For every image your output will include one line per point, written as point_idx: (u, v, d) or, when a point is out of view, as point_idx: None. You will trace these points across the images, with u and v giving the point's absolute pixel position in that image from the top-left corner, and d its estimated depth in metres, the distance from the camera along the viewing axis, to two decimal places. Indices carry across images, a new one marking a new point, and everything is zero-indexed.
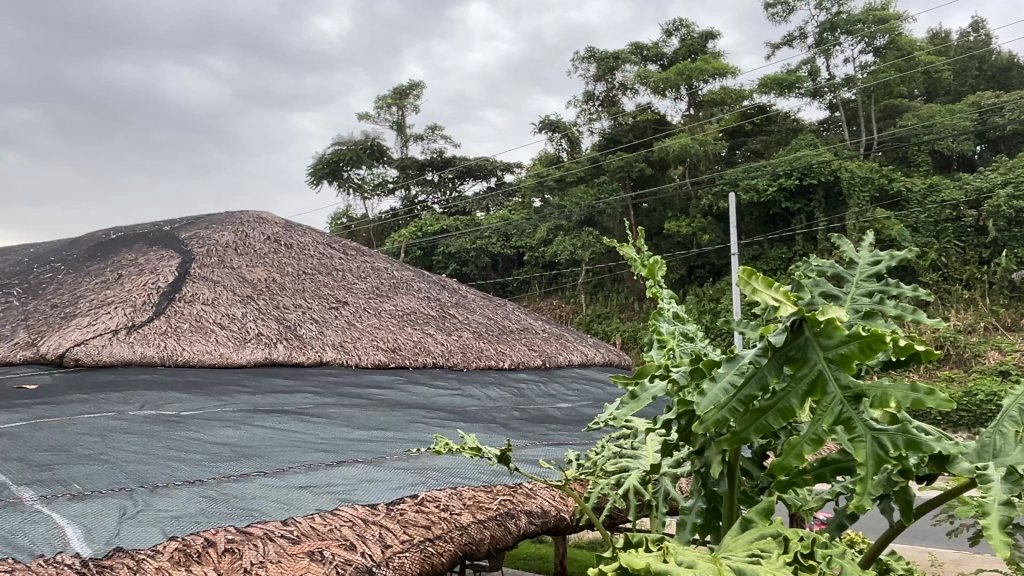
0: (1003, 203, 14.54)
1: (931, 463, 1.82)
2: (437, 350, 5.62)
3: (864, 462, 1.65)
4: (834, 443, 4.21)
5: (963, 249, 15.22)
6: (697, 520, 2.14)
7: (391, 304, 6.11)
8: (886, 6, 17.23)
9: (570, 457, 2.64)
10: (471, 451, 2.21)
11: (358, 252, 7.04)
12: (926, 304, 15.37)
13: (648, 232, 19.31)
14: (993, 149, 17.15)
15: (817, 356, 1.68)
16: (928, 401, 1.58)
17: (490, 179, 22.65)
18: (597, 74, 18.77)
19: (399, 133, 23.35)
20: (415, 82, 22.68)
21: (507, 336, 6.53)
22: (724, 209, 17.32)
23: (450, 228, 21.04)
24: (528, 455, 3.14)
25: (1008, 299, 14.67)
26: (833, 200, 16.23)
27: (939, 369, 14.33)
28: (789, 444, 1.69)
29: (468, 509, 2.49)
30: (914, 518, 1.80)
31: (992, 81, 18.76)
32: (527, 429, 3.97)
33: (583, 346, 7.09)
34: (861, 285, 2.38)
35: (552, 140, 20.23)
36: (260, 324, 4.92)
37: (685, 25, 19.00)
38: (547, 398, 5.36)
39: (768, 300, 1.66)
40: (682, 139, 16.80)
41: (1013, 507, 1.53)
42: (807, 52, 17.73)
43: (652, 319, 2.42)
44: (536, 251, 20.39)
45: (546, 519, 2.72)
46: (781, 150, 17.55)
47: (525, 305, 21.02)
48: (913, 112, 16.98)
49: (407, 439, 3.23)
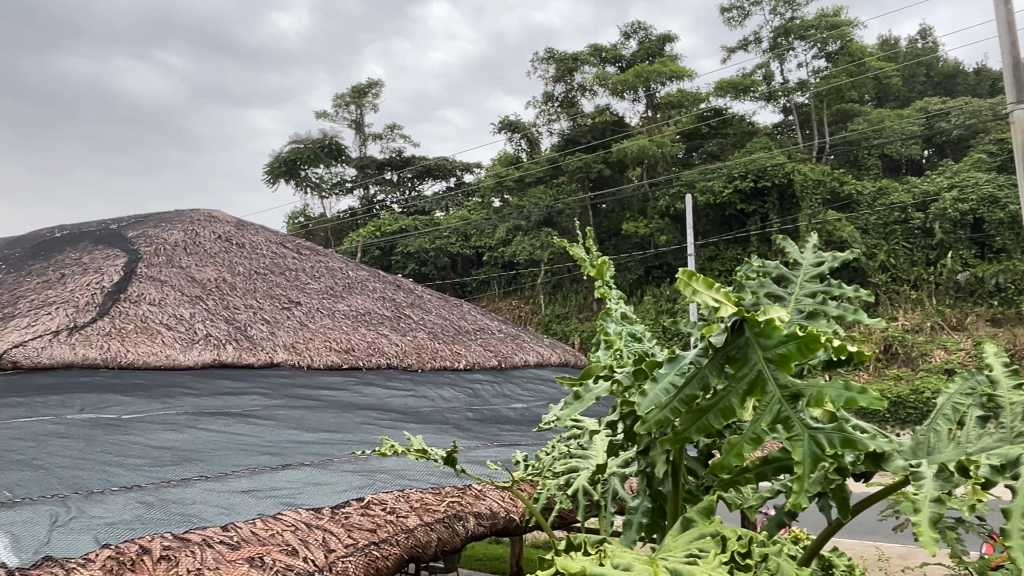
0: (950, 206, 14.98)
1: (868, 462, 1.85)
2: (391, 350, 5.57)
3: (802, 460, 1.66)
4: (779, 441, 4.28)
5: (910, 250, 15.60)
6: (643, 519, 2.15)
7: (345, 304, 6.04)
8: (837, 13, 17.60)
9: (518, 458, 2.63)
10: (416, 452, 2.21)
11: (312, 252, 6.95)
12: (876, 304, 15.70)
13: (606, 233, 19.46)
14: (940, 154, 17.61)
15: (756, 355, 1.70)
16: (861, 399, 1.60)
17: (450, 179, 22.53)
18: (557, 75, 18.91)
19: (357, 131, 23.14)
20: (374, 81, 22.51)
21: (463, 337, 6.51)
22: (681, 210, 17.54)
23: (409, 228, 20.84)
24: (477, 456, 3.14)
25: (954, 299, 15.03)
26: (787, 202, 16.56)
27: (888, 368, 14.64)
28: (728, 443, 1.72)
29: (415, 512, 2.46)
30: (851, 515, 1.83)
31: (938, 87, 19.30)
32: (479, 430, 3.96)
33: (539, 346, 7.11)
34: (805, 285, 2.42)
35: (512, 141, 20.24)
36: (209, 325, 4.82)
37: (643, 28, 19.19)
38: (501, 398, 5.35)
39: (708, 300, 1.68)
40: (640, 140, 16.95)
41: (943, 504, 1.54)
42: (762, 57, 18.06)
43: (600, 320, 2.43)
44: (495, 251, 20.38)
45: (494, 520, 2.72)
46: (737, 152, 17.82)
47: (485, 305, 21.00)
48: (863, 117, 17.43)
49: (356, 441, 3.20)
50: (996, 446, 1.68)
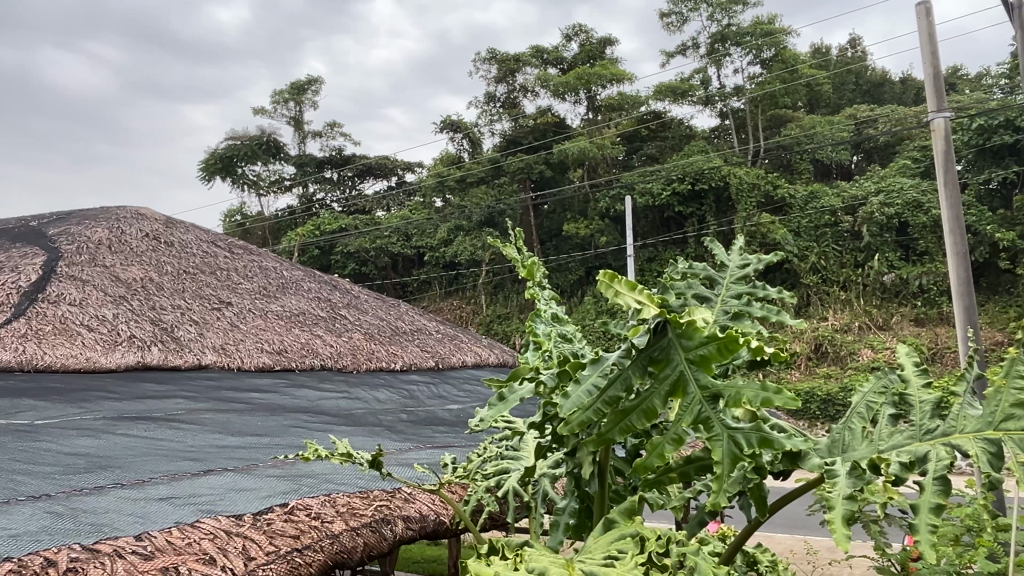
0: (876, 210, 15.50)
1: (786, 460, 1.89)
2: (325, 351, 5.48)
3: (721, 460, 1.68)
4: (700, 441, 4.29)
5: (840, 252, 16.07)
6: (570, 520, 2.15)
7: (278, 305, 5.92)
8: (772, 21, 18.04)
9: (447, 460, 2.61)
10: (341, 456, 2.18)
11: (245, 251, 6.80)
12: (807, 304, 16.12)
13: (547, 234, 19.56)
14: (868, 159, 18.20)
15: (678, 356, 1.72)
16: (776, 399, 1.63)
17: (391, 178, 22.22)
18: (498, 76, 18.92)
19: (296, 129, 22.74)
20: (313, 77, 22.16)
21: (400, 337, 6.45)
22: (621, 212, 17.82)
23: (349, 227, 20.51)
24: (406, 459, 3.09)
25: (880, 299, 15.53)
26: (722, 205, 16.96)
27: (818, 366, 15.04)
28: (651, 444, 1.72)
29: (341, 517, 2.42)
30: (769, 513, 1.85)
31: (867, 95, 19.97)
32: (412, 432, 3.91)
33: (477, 346, 7.09)
34: (731, 287, 2.46)
35: (454, 141, 20.15)
36: (134, 326, 4.65)
37: (584, 31, 19.34)
38: (436, 399, 5.32)
39: (631, 302, 1.68)
40: (581, 142, 17.10)
41: (855, 501, 1.57)
42: (700, 62, 18.40)
43: (530, 320, 2.41)
44: (436, 251, 20.31)
45: (424, 523, 2.69)
46: (675, 155, 18.12)
47: (426, 305, 20.87)
48: (795, 122, 17.98)
49: (282, 445, 3.12)
50: (905, 443, 1.74)
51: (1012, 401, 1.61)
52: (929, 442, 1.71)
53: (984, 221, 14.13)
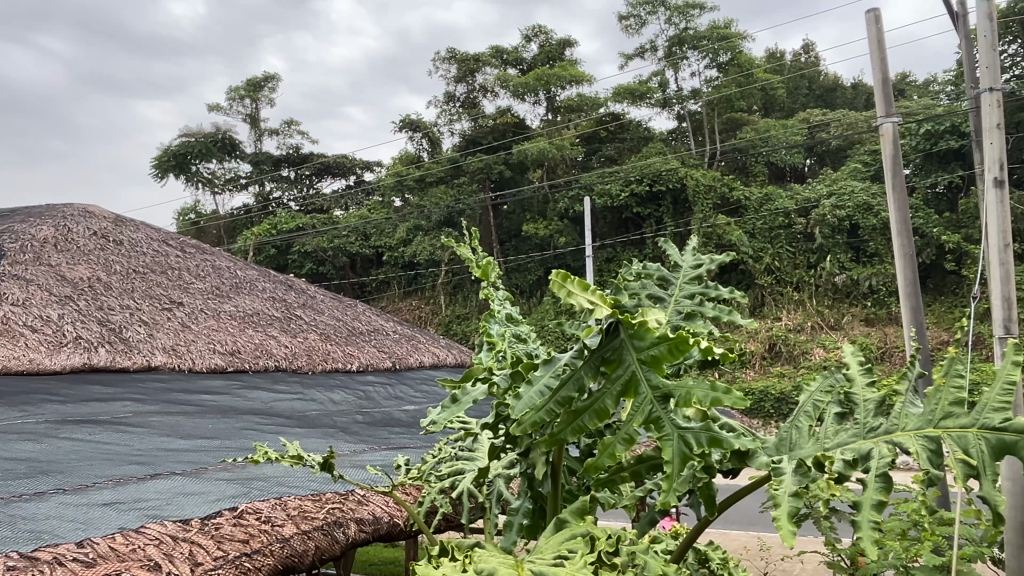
0: (828, 212, 15.83)
1: (734, 458, 1.92)
2: (279, 352, 5.40)
3: (671, 460, 1.69)
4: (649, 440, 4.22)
5: (793, 253, 16.40)
6: (524, 520, 2.15)
7: (231, 305, 5.82)
8: (728, 25, 18.32)
9: (400, 462, 2.58)
10: (292, 459, 2.15)
11: (197, 250, 6.68)
12: (762, 305, 16.38)
13: (506, 233, 19.57)
14: (820, 162, 18.57)
15: (630, 357, 1.73)
16: (726, 399, 1.65)
17: (349, 177, 21.99)
18: (458, 75, 18.88)
19: (252, 126, 22.38)
20: (269, 74, 21.86)
21: (356, 338, 6.39)
22: (580, 212, 17.95)
23: (306, 226, 20.25)
24: (358, 460, 3.06)
25: (832, 300, 15.82)
26: (679, 207, 17.21)
27: (772, 365, 15.25)
28: (602, 443, 1.74)
29: (292, 520, 2.39)
30: (717, 512, 1.87)
31: (820, 99, 20.40)
32: (366, 433, 3.87)
33: (435, 347, 7.07)
34: (685, 287, 2.48)
35: (412, 140, 20.01)
36: (80, 327, 4.52)
37: (543, 32, 19.39)
38: (393, 399, 5.28)
39: (584, 302, 1.69)
40: (540, 143, 17.15)
41: (800, 499, 1.59)
42: (658, 64, 18.57)
43: (484, 320, 2.40)
44: (395, 251, 20.18)
45: (377, 525, 2.67)
46: (633, 157, 18.33)
47: (384, 305, 20.73)
48: (750, 125, 18.30)
49: (232, 448, 3.06)
50: (850, 441, 1.78)
51: (950, 399, 1.67)
52: (871, 440, 1.75)
53: (930, 223, 14.53)
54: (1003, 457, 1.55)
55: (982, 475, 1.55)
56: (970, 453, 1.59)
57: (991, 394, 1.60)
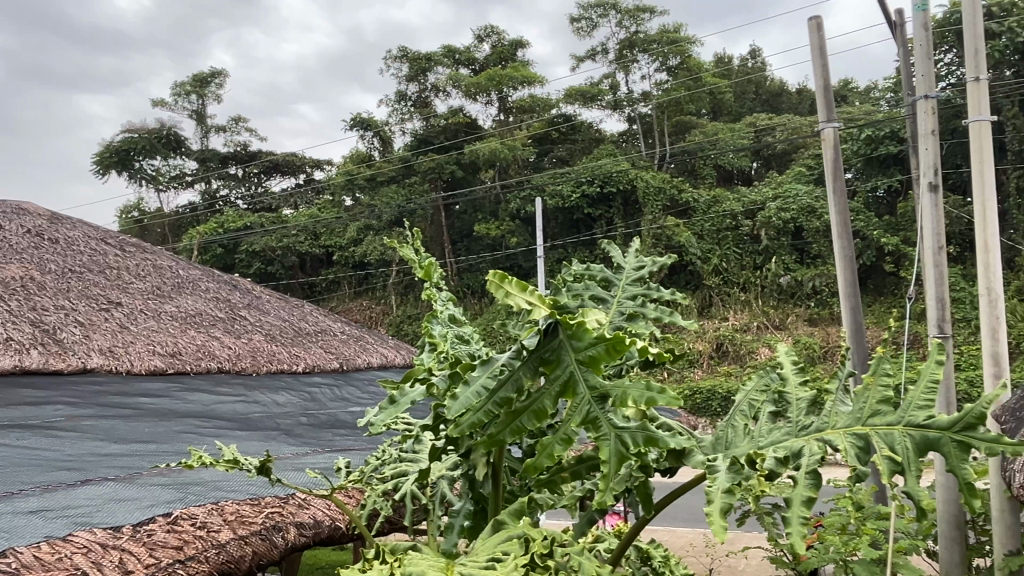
0: (773, 214, 16.16)
1: (671, 457, 1.94)
2: (222, 353, 5.29)
3: (608, 459, 1.70)
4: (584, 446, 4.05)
5: (740, 255, 16.68)
6: (465, 522, 2.14)
7: (173, 305, 5.69)
8: (677, 29, 18.58)
9: (341, 465, 2.55)
10: (228, 463, 2.12)
11: (138, 249, 6.52)
12: (709, 305, 16.63)
13: (458, 233, 19.52)
14: (766, 166, 18.94)
15: (569, 357, 1.73)
16: (661, 398, 1.67)
17: (299, 176, 21.66)
18: (409, 74, 18.75)
19: (198, 122, 21.88)
20: (217, 70, 21.49)
21: (302, 338, 6.30)
22: (531, 213, 18.03)
23: (254, 225, 19.86)
24: (296, 463, 3.01)
25: (777, 300, 16.11)
26: (629, 208, 17.54)
27: (719, 364, 15.50)
28: (541, 444, 1.75)
29: (228, 525, 2.35)
30: (655, 511, 1.89)
31: (766, 103, 20.80)
32: (311, 435, 3.82)
33: (383, 348, 7.01)
34: (627, 288, 2.50)
35: (363, 139, 19.78)
36: (12, 328, 4.35)
37: (495, 32, 19.43)
38: (339, 401, 5.21)
39: (521, 302, 1.68)
40: (492, 143, 17.17)
41: (732, 497, 1.62)
42: (609, 67, 18.73)
43: (425, 321, 2.38)
44: (345, 251, 19.99)
45: (318, 529, 2.64)
46: (584, 158, 18.53)
47: (334, 306, 20.50)
48: (699, 129, 18.63)
49: (168, 453, 2.99)
50: (783, 439, 1.81)
51: (878, 398, 1.72)
52: (803, 438, 1.78)
53: (871, 227, 14.93)
54: (926, 454, 1.60)
55: (906, 470, 1.59)
56: (896, 449, 1.63)
57: (916, 393, 1.66)
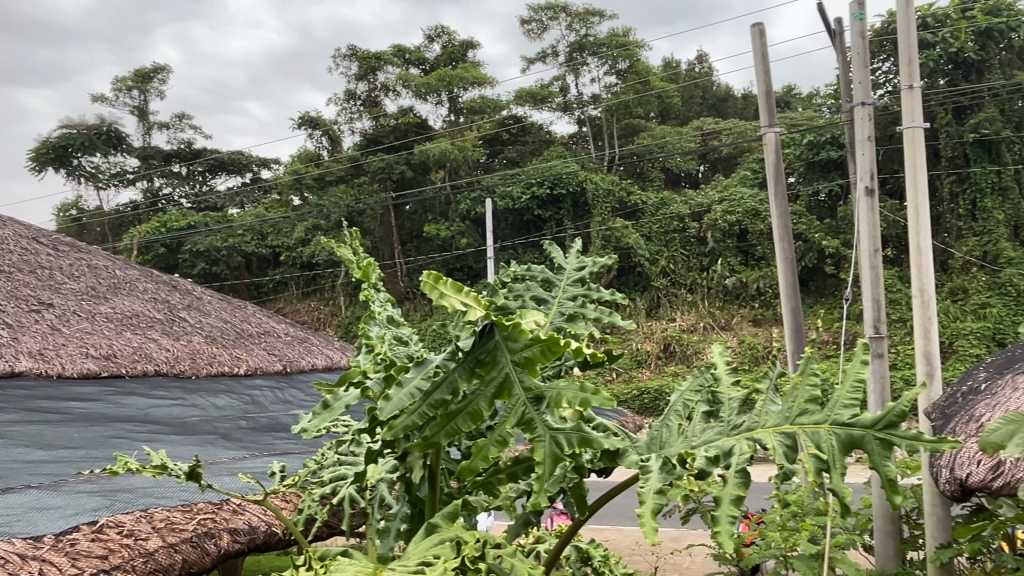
0: (720, 217, 16.39)
1: (605, 458, 1.95)
2: (160, 356, 5.14)
3: (542, 460, 1.69)
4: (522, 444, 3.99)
5: (687, 257, 16.91)
6: (402, 526, 2.11)
7: (109, 306, 5.52)
8: (627, 33, 18.78)
9: (275, 469, 2.50)
10: (155, 469, 2.07)
11: (72, 248, 6.31)
12: (657, 307, 16.80)
13: (408, 233, 19.37)
14: (712, 169, 19.23)
15: (504, 359, 1.72)
16: (594, 399, 1.68)
17: (245, 174, 21.23)
18: (359, 73, 18.54)
19: (140, 118, 21.29)
20: (160, 66, 20.94)
21: (245, 340, 6.18)
22: (481, 215, 18.06)
23: (199, 224, 19.36)
24: (229, 468, 2.94)
25: (722, 301, 16.32)
26: (579, 210, 17.73)
27: (666, 365, 15.69)
28: (476, 446, 1.73)
29: (157, 533, 2.29)
30: (590, 512, 1.90)
31: (712, 108, 21.15)
32: (249, 439, 3.74)
33: (328, 350, 6.92)
34: (568, 289, 2.50)
35: (312, 138, 19.51)
36: None
37: (446, 32, 19.39)
38: (281, 404, 5.12)
39: (457, 303, 1.67)
40: (442, 144, 17.14)
41: (663, 497, 1.63)
42: (559, 69, 18.84)
43: (363, 323, 2.34)
44: (293, 251, 19.71)
45: (253, 535, 2.59)
46: (534, 160, 18.62)
47: (280, 307, 20.17)
48: (647, 132, 18.86)
49: (94, 459, 2.89)
50: (715, 439, 1.83)
51: (806, 397, 1.75)
52: (734, 436, 1.81)
53: (812, 229, 15.29)
54: (850, 451, 1.64)
55: (831, 468, 1.63)
56: (823, 448, 1.66)
57: (842, 392, 1.70)
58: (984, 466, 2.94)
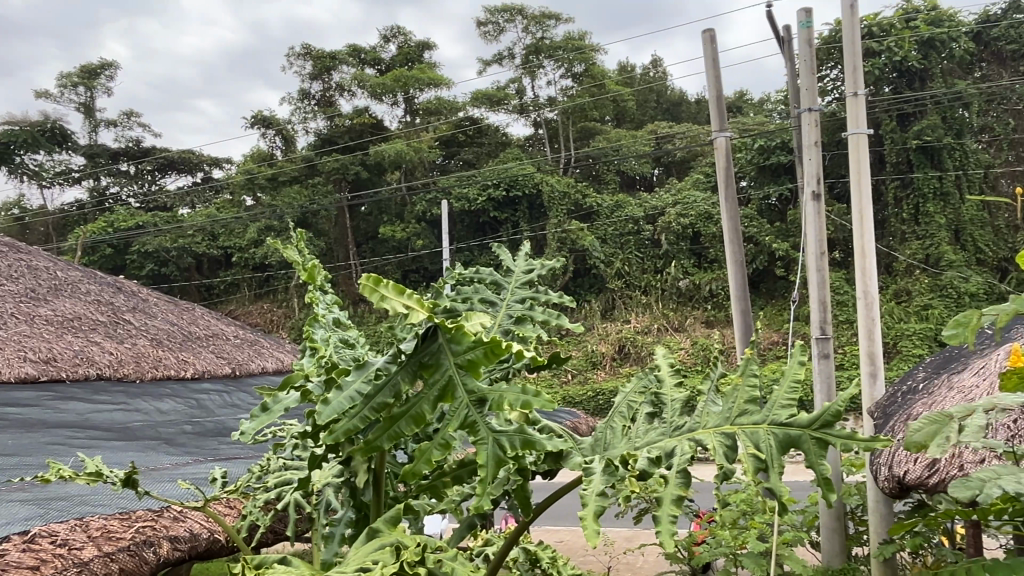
0: (674, 220, 16.56)
1: (549, 460, 1.96)
2: (102, 359, 5.00)
3: (485, 463, 1.68)
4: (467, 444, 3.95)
5: (642, 259, 17.06)
6: (346, 530, 2.08)
7: (49, 308, 5.36)
8: (582, 37, 18.92)
9: (216, 476, 2.45)
10: (89, 476, 2.03)
11: (11, 248, 6.12)
12: (613, 309, 16.92)
13: (364, 235, 19.23)
14: (666, 172, 19.44)
15: (447, 361, 1.71)
16: (536, 401, 1.68)
17: (196, 174, 20.83)
18: (313, 73, 18.33)
19: (87, 115, 20.74)
20: (107, 62, 20.42)
21: (192, 343, 6.06)
22: (437, 216, 18.04)
23: (147, 224, 18.87)
24: (168, 475, 2.88)
25: (676, 303, 16.50)
26: (535, 212, 17.79)
27: (621, 366, 15.81)
28: (419, 449, 1.72)
29: (93, 542, 2.23)
30: (534, 514, 1.90)
31: (667, 112, 21.39)
32: (194, 444, 3.65)
33: (279, 353, 6.82)
34: (516, 292, 2.49)
35: (265, 137, 19.22)
36: None
37: (402, 33, 19.30)
38: (228, 408, 5.02)
39: (399, 306, 1.66)
40: (398, 145, 17.07)
41: (606, 499, 1.63)
42: (515, 72, 18.91)
43: (307, 325, 2.30)
44: (245, 252, 19.39)
45: (194, 543, 2.53)
46: (491, 162, 18.63)
47: (232, 309, 19.82)
48: (603, 135, 19.00)
49: (28, 467, 2.80)
50: (658, 440, 1.85)
51: (746, 397, 1.78)
52: (676, 438, 1.83)
53: (763, 232, 15.58)
54: (788, 451, 1.67)
55: (769, 467, 1.64)
56: (760, 447, 1.69)
57: (780, 393, 1.73)
58: (920, 464, 3.03)
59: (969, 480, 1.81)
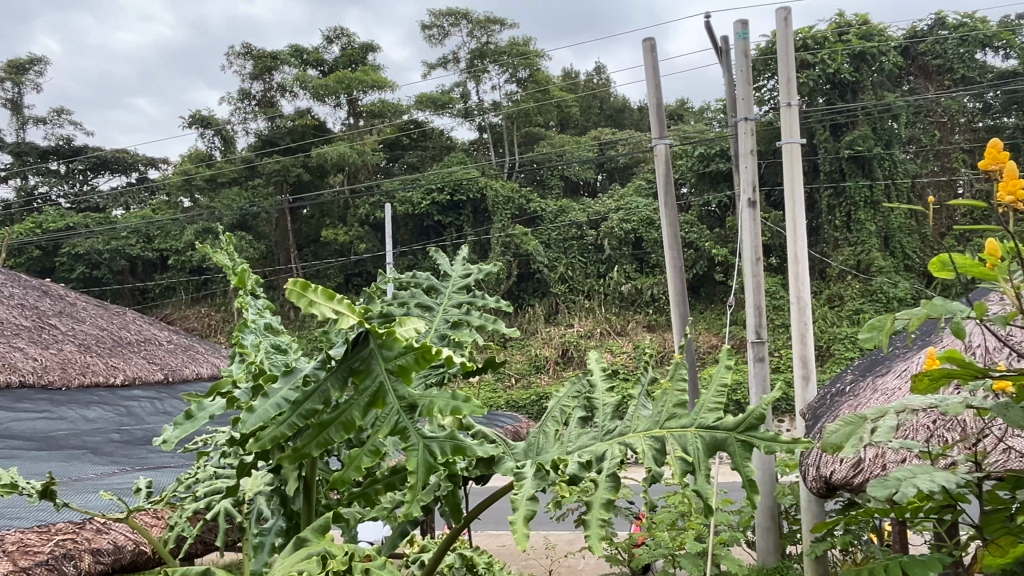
0: (616, 225, 16.75)
1: (481, 466, 1.95)
2: (25, 366, 4.79)
3: (415, 470, 1.67)
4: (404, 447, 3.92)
5: (585, 264, 17.20)
6: (276, 539, 2.05)
7: None
8: (527, 42, 19.06)
9: (140, 485, 2.37)
10: (4, 488, 1.94)
11: None
12: (556, 313, 17.01)
13: (306, 238, 18.95)
14: (610, 178, 19.64)
15: (378, 366, 1.69)
16: (466, 407, 1.67)
17: (130, 174, 20.23)
18: (254, 73, 18.00)
19: (14, 112, 19.98)
20: (36, 57, 19.70)
21: (123, 349, 5.88)
22: (381, 219, 17.97)
23: (78, 226, 18.20)
24: (90, 485, 2.78)
25: (619, 307, 16.70)
26: (479, 216, 17.83)
27: (565, 370, 15.91)
28: (348, 457, 1.70)
29: (8, 558, 2.14)
30: (465, 520, 1.90)
31: (610, 118, 21.63)
32: (121, 454, 3.54)
33: (214, 358, 6.67)
34: (453, 296, 2.48)
35: (202, 137, 18.74)
36: None
37: (346, 34, 19.11)
38: (160, 415, 4.87)
39: (328, 311, 1.63)
40: (340, 147, 16.90)
41: (537, 503, 1.64)
42: (459, 76, 18.91)
43: (236, 330, 2.26)
44: (182, 255, 18.91)
45: (118, 555, 2.45)
46: (436, 165, 18.57)
47: (168, 313, 19.32)
48: (547, 140, 19.07)
49: None
50: (589, 444, 1.86)
51: (675, 401, 1.80)
52: (607, 442, 1.84)
53: (703, 238, 15.90)
54: (714, 453, 1.69)
55: (697, 470, 1.67)
56: (688, 450, 1.72)
57: (708, 396, 1.76)
58: (845, 464, 3.12)
59: (887, 479, 1.87)
